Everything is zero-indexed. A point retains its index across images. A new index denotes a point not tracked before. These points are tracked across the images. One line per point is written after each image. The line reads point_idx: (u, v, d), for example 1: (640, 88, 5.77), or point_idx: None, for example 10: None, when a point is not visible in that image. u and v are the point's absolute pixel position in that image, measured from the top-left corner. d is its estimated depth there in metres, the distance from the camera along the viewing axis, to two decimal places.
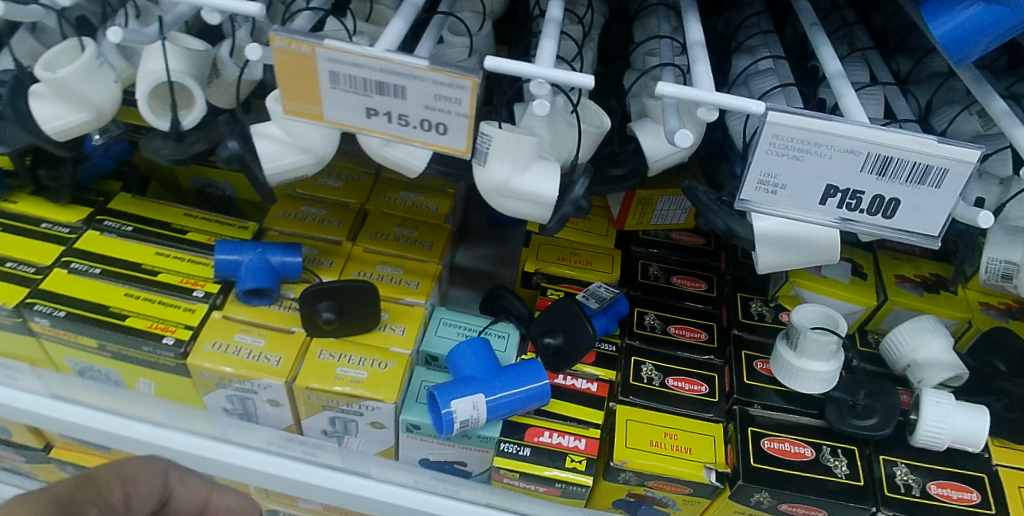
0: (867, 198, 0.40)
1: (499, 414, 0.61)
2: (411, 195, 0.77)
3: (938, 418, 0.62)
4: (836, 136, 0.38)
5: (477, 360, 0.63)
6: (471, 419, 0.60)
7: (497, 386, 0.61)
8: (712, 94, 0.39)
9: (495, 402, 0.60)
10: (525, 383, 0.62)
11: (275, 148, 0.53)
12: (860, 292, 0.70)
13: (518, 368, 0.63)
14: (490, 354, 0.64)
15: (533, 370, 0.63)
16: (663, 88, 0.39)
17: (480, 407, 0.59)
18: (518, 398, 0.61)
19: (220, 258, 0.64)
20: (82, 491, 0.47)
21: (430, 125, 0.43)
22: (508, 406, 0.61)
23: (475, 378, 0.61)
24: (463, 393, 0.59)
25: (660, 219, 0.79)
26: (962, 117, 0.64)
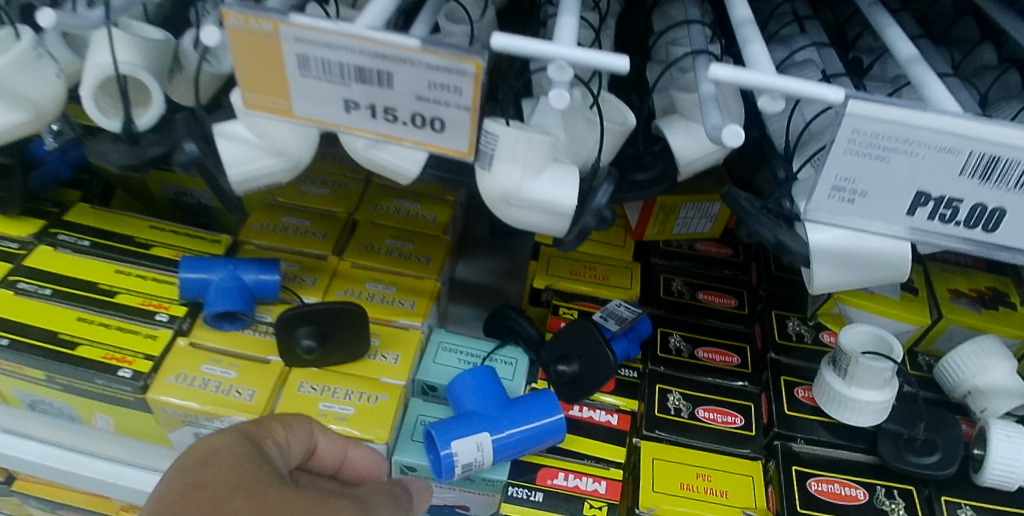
0: (965, 208, 0.32)
1: (509, 454, 0.53)
2: (406, 203, 0.69)
3: (1009, 452, 0.54)
4: (933, 131, 0.30)
5: (482, 391, 0.54)
6: (475, 462, 0.51)
7: (505, 423, 0.52)
8: (780, 79, 0.31)
9: (502, 441, 0.52)
10: (537, 418, 0.53)
11: (243, 151, 0.45)
12: (912, 309, 0.62)
13: (530, 401, 0.54)
14: (497, 384, 0.55)
15: (547, 402, 0.54)
16: (717, 71, 0.31)
17: (486, 448, 0.51)
18: (529, 436, 0.53)
19: (185, 277, 0.56)
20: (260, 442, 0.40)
21: (424, 121, 0.35)
22: (517, 445, 0.53)
23: (479, 413, 0.53)
24: (465, 433, 0.51)
25: (682, 229, 0.72)
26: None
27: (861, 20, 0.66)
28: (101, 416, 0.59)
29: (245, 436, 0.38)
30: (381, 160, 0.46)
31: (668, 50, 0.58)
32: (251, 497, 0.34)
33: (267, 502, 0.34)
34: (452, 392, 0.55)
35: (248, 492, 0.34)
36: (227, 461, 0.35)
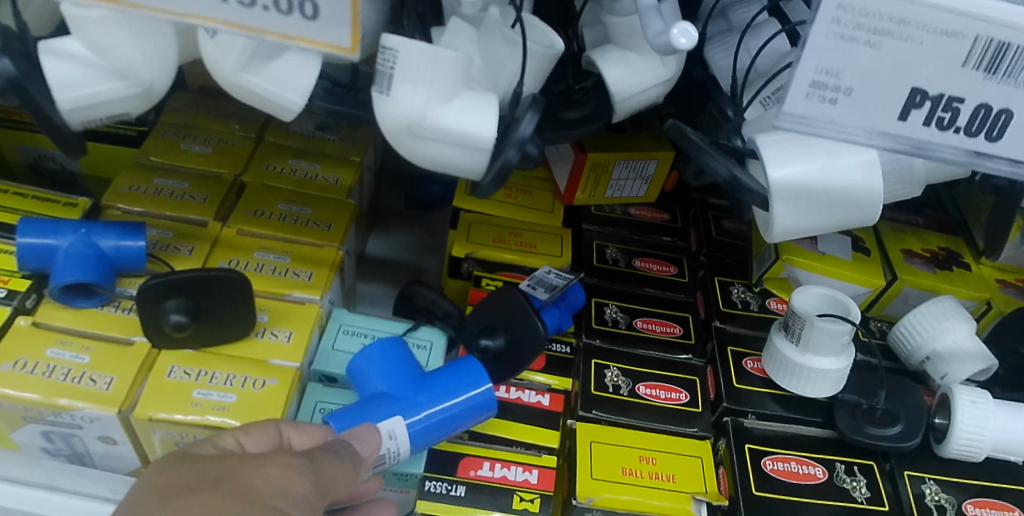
0: (965, 110, 0.27)
1: (429, 438, 0.45)
2: (304, 163, 0.60)
3: (976, 421, 0.50)
4: (937, 6, 0.24)
5: (390, 367, 0.46)
6: (387, 454, 0.43)
7: (423, 401, 0.45)
8: None
9: (419, 423, 0.44)
10: (460, 391, 0.46)
11: (71, 70, 0.36)
12: (865, 271, 0.58)
13: (450, 373, 0.47)
14: (408, 357, 0.47)
15: (470, 373, 0.47)
16: None
17: (398, 435, 0.43)
18: (451, 414, 0.45)
19: (24, 242, 0.46)
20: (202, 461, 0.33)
21: (290, 4, 0.27)
22: (437, 426, 0.45)
23: (390, 392, 0.45)
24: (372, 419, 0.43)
25: (616, 192, 0.65)
26: None
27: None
28: None
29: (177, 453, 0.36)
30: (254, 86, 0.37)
31: None
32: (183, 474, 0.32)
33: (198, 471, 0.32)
34: (353, 373, 0.47)
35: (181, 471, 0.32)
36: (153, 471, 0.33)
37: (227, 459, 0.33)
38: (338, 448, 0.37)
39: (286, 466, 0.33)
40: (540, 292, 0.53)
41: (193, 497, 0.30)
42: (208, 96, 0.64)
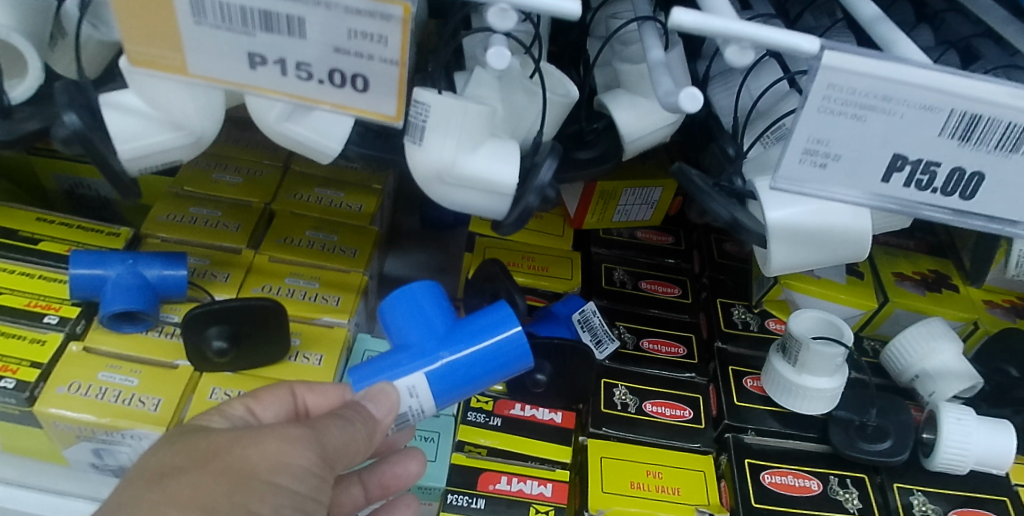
0: (942, 173, 0.31)
1: (455, 393, 0.44)
2: (328, 191, 0.63)
3: (960, 436, 0.53)
4: (914, 86, 0.27)
5: (420, 318, 0.46)
6: (411, 409, 0.44)
7: (444, 354, 0.43)
8: (746, 27, 0.29)
9: (440, 379, 0.43)
10: (483, 340, 0.43)
11: (132, 122, 0.39)
12: (859, 294, 0.61)
13: (476, 322, 0.44)
14: (439, 305, 0.46)
15: (495, 321, 0.44)
16: (681, 16, 0.28)
17: (418, 393, 0.43)
18: (474, 367, 0.43)
19: (77, 273, 0.50)
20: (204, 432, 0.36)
21: (344, 79, 0.30)
22: (457, 381, 0.44)
23: (415, 344, 0.45)
24: (395, 375, 0.43)
25: (623, 217, 0.69)
26: None
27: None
28: None
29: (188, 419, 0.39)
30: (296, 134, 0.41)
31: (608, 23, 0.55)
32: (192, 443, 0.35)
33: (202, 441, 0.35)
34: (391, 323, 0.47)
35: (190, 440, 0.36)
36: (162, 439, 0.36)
37: (224, 431, 0.36)
38: (348, 416, 0.39)
39: (287, 438, 0.36)
40: (587, 342, 0.58)
41: (193, 472, 0.33)
42: (235, 125, 0.68)
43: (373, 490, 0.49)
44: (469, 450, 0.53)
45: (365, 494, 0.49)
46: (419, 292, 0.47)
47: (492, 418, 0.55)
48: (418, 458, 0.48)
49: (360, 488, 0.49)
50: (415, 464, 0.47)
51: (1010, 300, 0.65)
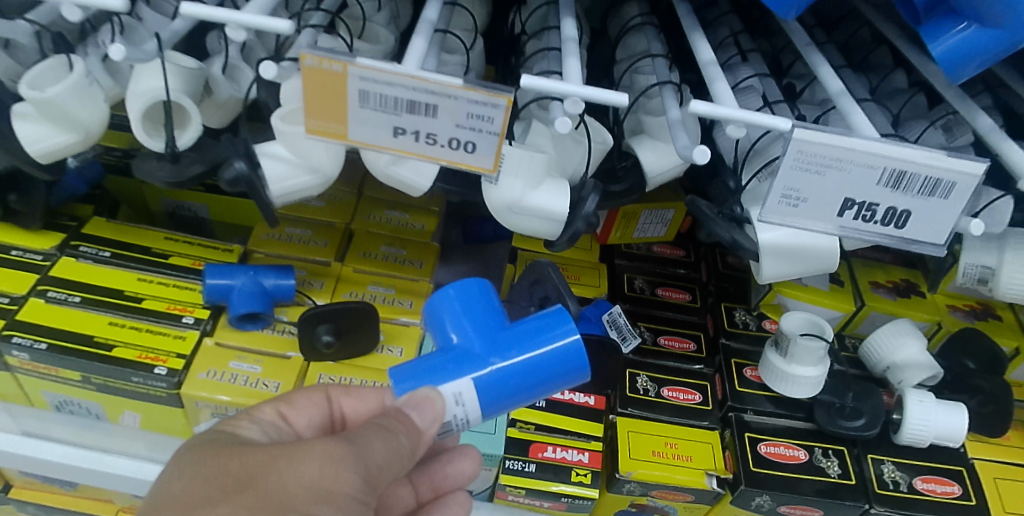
0: (880, 210, 0.43)
1: (502, 401, 0.45)
2: (397, 213, 0.76)
3: (921, 416, 0.65)
4: (857, 151, 0.40)
5: (471, 323, 0.47)
6: (456, 417, 0.45)
7: (496, 359, 0.45)
8: (740, 113, 0.42)
9: (488, 385, 0.44)
10: (535, 347, 0.45)
11: (282, 169, 0.51)
12: (840, 299, 0.74)
13: (528, 329, 0.46)
14: (488, 310, 0.48)
15: (547, 329, 0.45)
16: (696, 106, 0.41)
17: (465, 401, 0.44)
18: (524, 373, 0.45)
19: (210, 282, 0.62)
20: (246, 455, 0.38)
21: (459, 144, 0.43)
22: (505, 388, 0.45)
23: (464, 348, 0.46)
24: (442, 380, 0.44)
25: (641, 233, 0.81)
26: (929, 132, 0.70)
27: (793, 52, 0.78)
28: (129, 413, 0.65)
29: (223, 437, 0.41)
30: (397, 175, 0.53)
31: (632, 78, 0.68)
32: (232, 467, 0.37)
33: (242, 464, 0.37)
34: (439, 325, 0.49)
35: (229, 463, 0.38)
36: (198, 458, 0.39)
37: (267, 453, 0.37)
38: (390, 428, 0.40)
39: (328, 459, 0.37)
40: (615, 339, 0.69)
41: (231, 504, 0.35)
42: None
43: (424, 489, 0.60)
44: (520, 425, 0.65)
45: (415, 492, 0.60)
46: (468, 297, 0.49)
47: (539, 400, 0.67)
48: (474, 458, 0.58)
49: (409, 489, 0.60)
50: (471, 464, 0.58)
51: (970, 304, 0.78)
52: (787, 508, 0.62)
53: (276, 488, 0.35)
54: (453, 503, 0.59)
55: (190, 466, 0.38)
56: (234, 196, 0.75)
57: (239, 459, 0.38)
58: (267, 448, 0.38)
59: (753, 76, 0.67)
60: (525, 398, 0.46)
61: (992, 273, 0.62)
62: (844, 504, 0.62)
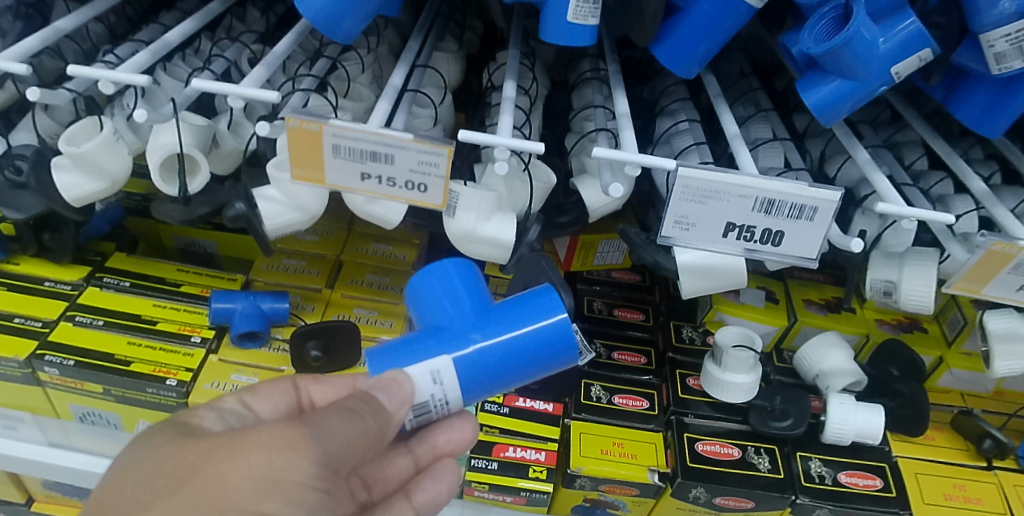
0: (758, 231, 0.53)
1: (480, 381, 0.49)
2: (382, 245, 0.86)
3: (841, 416, 0.73)
4: (730, 184, 0.50)
5: (453, 303, 0.51)
6: (435, 398, 0.48)
7: (475, 338, 0.48)
8: (635, 156, 0.53)
9: (466, 364, 0.48)
10: (514, 328, 0.48)
11: (274, 207, 0.61)
12: (774, 314, 0.82)
13: (508, 310, 0.50)
14: (469, 291, 0.52)
15: (527, 311, 0.49)
16: (596, 153, 0.52)
17: (443, 378, 0.47)
18: (503, 354, 0.48)
19: (216, 306, 0.72)
20: (193, 447, 0.39)
21: (414, 185, 0.53)
22: (483, 368, 0.48)
23: (446, 327, 0.50)
24: (422, 360, 0.48)
25: (601, 260, 0.90)
26: (849, 165, 0.78)
27: (730, 97, 0.89)
28: (143, 423, 0.74)
29: (175, 427, 0.42)
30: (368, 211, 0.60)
31: (580, 124, 0.77)
32: (172, 463, 0.38)
33: (182, 459, 0.38)
34: (423, 305, 0.53)
35: (169, 460, 0.39)
36: (144, 455, 0.40)
37: (217, 442, 0.39)
38: (357, 410, 0.43)
39: (275, 448, 0.38)
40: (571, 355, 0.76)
41: (173, 501, 0.36)
42: None
43: (423, 458, 0.57)
44: (486, 429, 0.74)
45: (414, 462, 0.58)
46: (451, 279, 0.53)
47: (503, 407, 0.76)
48: (472, 422, 0.56)
49: (408, 459, 0.58)
50: (471, 429, 0.56)
51: (896, 318, 0.85)
52: (722, 499, 0.70)
53: (216, 483, 0.36)
54: (447, 470, 0.57)
55: (133, 464, 0.39)
56: (233, 231, 0.85)
57: (179, 455, 0.39)
58: (218, 435, 0.40)
59: (685, 119, 0.76)
60: (504, 384, 0.50)
61: (894, 286, 0.70)
62: (772, 495, 0.69)
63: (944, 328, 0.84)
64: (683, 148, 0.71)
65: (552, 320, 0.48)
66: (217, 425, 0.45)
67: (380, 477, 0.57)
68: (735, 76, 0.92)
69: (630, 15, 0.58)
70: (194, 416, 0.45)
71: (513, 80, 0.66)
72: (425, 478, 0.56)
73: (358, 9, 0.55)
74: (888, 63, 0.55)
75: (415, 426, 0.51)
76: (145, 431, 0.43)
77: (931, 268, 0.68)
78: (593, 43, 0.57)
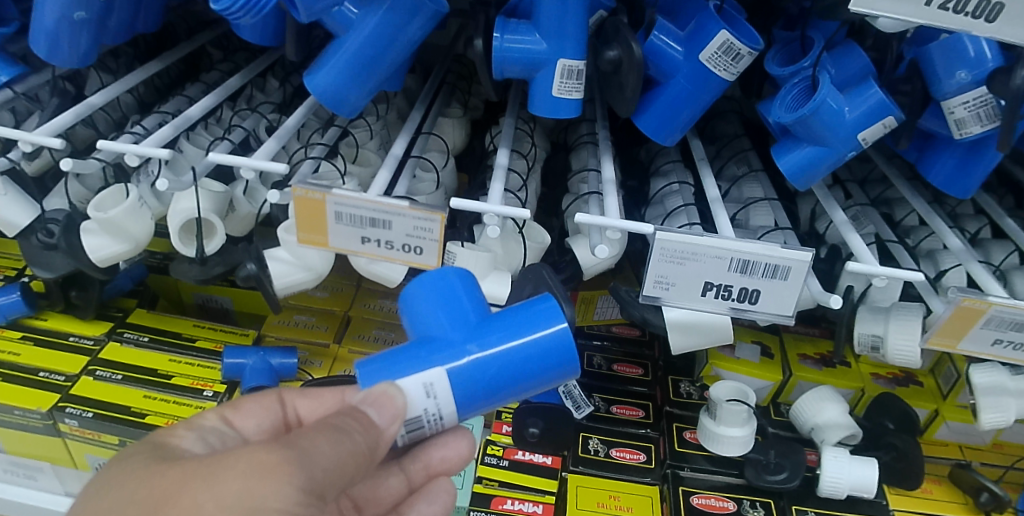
0: (735, 289, 0.56)
1: (476, 395, 0.47)
2: (388, 301, 0.89)
3: (836, 469, 0.74)
4: (706, 246, 0.53)
5: (447, 312, 0.49)
6: (428, 412, 0.46)
7: (471, 350, 0.46)
8: (615, 222, 0.56)
9: (461, 377, 0.46)
10: (513, 339, 0.47)
11: (282, 267, 0.65)
12: (769, 369, 0.83)
13: (505, 321, 0.48)
14: (465, 299, 0.50)
15: (526, 322, 0.47)
16: (578, 218, 0.56)
17: (436, 392, 0.46)
18: (501, 366, 0.46)
19: (228, 361, 0.76)
20: (167, 475, 0.39)
21: (410, 248, 0.57)
22: (480, 381, 0.46)
23: (439, 338, 0.48)
24: (415, 372, 0.46)
25: (601, 315, 0.94)
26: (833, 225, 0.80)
27: (723, 157, 0.92)
28: None
29: (151, 453, 0.43)
30: (372, 269, 0.63)
31: (574, 185, 0.81)
32: (145, 493, 0.38)
33: (155, 488, 0.38)
34: (416, 313, 0.51)
35: (141, 490, 0.39)
36: (118, 480, 0.40)
37: (193, 469, 0.39)
38: (345, 429, 0.42)
39: (251, 474, 0.38)
40: (568, 406, 0.80)
41: None
42: None
43: (416, 477, 0.58)
44: (485, 481, 0.75)
45: (406, 481, 0.58)
46: (447, 285, 0.51)
47: (502, 460, 0.78)
48: (467, 439, 0.57)
49: (401, 478, 0.58)
50: (465, 445, 0.56)
51: (892, 372, 0.86)
52: None
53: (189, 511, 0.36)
54: (439, 490, 0.60)
55: (102, 494, 0.39)
56: (240, 287, 0.90)
57: (152, 483, 0.39)
58: (195, 460, 0.40)
59: (676, 180, 0.78)
60: (503, 399, 0.48)
61: (881, 341, 0.70)
62: None
63: (939, 381, 0.84)
64: (671, 208, 0.74)
65: (553, 331, 0.46)
66: (196, 445, 0.46)
67: (372, 498, 0.57)
68: (730, 136, 0.95)
69: (612, 87, 0.62)
70: (173, 436, 0.46)
71: (507, 148, 0.71)
72: (419, 498, 0.60)
73: (361, 86, 0.60)
74: (854, 130, 0.58)
75: (408, 442, 0.50)
76: (116, 457, 0.43)
77: (916, 323, 0.68)
78: (577, 115, 0.61)
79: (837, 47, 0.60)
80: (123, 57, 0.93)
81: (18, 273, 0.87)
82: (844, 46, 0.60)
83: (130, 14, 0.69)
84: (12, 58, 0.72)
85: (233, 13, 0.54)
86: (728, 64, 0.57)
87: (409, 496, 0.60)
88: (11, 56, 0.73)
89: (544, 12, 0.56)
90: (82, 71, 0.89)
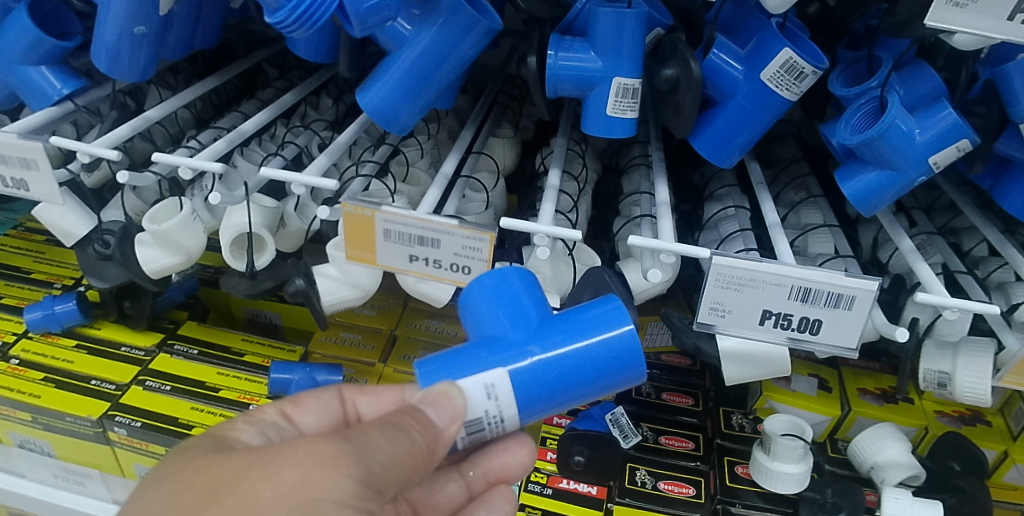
0: (795, 318, 0.53)
1: (537, 398, 0.45)
2: (435, 321, 0.88)
3: (897, 511, 0.70)
4: (766, 273, 0.51)
5: (507, 311, 0.48)
6: (487, 414, 0.45)
7: (533, 351, 0.45)
8: (670, 245, 0.54)
9: (522, 379, 0.45)
10: (575, 340, 0.45)
11: (331, 285, 0.65)
12: (826, 404, 0.79)
13: (568, 322, 0.46)
14: (525, 298, 0.48)
15: (587, 323, 0.46)
16: (632, 240, 0.54)
17: (498, 393, 0.44)
18: (564, 367, 0.45)
19: (275, 376, 0.77)
20: (218, 464, 0.39)
21: (458, 267, 0.56)
22: (541, 382, 0.45)
23: (500, 338, 0.47)
24: (475, 372, 0.45)
25: (650, 342, 0.91)
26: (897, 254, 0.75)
27: (781, 181, 0.89)
28: None
29: (209, 442, 0.42)
30: (421, 289, 0.63)
31: (626, 207, 0.78)
32: (201, 480, 0.38)
33: (210, 477, 0.38)
34: (475, 315, 0.50)
35: (196, 479, 0.38)
36: (170, 471, 0.39)
37: (245, 459, 0.38)
38: (402, 426, 0.41)
39: (307, 467, 0.37)
40: (617, 435, 0.76)
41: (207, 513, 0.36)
42: None
43: (475, 484, 0.57)
44: (527, 509, 0.74)
45: (466, 488, 0.57)
46: (507, 284, 0.49)
47: (546, 488, 0.76)
48: (528, 447, 0.55)
49: (459, 485, 0.57)
50: (526, 453, 0.55)
51: (959, 410, 0.80)
52: None
53: (247, 499, 0.36)
54: (500, 499, 0.58)
55: (155, 481, 0.39)
56: (287, 302, 0.90)
57: (208, 471, 0.38)
58: (249, 452, 0.39)
59: (731, 205, 0.75)
60: (565, 403, 0.46)
61: (949, 378, 0.66)
62: None
63: (1010, 422, 0.79)
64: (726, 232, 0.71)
65: (616, 333, 0.45)
66: (255, 439, 0.46)
67: (430, 503, 0.56)
68: (787, 160, 0.92)
69: (668, 107, 0.61)
70: (233, 429, 0.46)
71: (558, 168, 0.70)
72: (479, 505, 0.58)
73: (413, 102, 0.60)
74: (925, 153, 0.55)
75: (467, 445, 0.48)
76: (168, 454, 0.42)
77: (988, 360, 0.64)
78: (631, 133, 0.60)
79: (906, 67, 0.57)
80: (182, 73, 0.96)
81: (75, 281, 0.90)
82: (914, 66, 0.57)
83: (187, 30, 0.71)
84: (75, 71, 0.75)
85: (287, 27, 0.53)
86: (791, 83, 0.54)
87: (469, 503, 0.58)
88: (75, 70, 0.76)
89: (599, 28, 0.56)
90: (143, 87, 0.92)
